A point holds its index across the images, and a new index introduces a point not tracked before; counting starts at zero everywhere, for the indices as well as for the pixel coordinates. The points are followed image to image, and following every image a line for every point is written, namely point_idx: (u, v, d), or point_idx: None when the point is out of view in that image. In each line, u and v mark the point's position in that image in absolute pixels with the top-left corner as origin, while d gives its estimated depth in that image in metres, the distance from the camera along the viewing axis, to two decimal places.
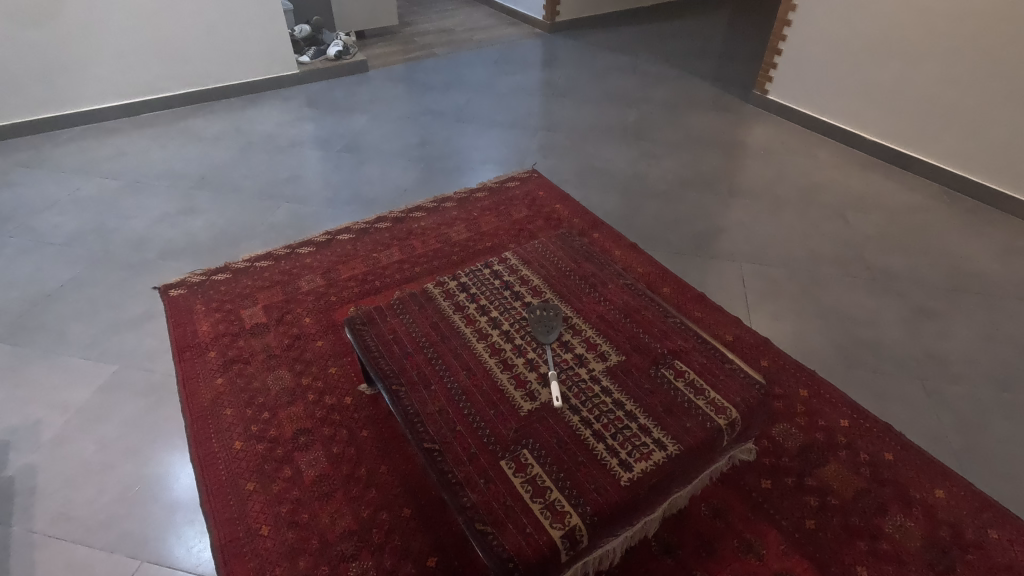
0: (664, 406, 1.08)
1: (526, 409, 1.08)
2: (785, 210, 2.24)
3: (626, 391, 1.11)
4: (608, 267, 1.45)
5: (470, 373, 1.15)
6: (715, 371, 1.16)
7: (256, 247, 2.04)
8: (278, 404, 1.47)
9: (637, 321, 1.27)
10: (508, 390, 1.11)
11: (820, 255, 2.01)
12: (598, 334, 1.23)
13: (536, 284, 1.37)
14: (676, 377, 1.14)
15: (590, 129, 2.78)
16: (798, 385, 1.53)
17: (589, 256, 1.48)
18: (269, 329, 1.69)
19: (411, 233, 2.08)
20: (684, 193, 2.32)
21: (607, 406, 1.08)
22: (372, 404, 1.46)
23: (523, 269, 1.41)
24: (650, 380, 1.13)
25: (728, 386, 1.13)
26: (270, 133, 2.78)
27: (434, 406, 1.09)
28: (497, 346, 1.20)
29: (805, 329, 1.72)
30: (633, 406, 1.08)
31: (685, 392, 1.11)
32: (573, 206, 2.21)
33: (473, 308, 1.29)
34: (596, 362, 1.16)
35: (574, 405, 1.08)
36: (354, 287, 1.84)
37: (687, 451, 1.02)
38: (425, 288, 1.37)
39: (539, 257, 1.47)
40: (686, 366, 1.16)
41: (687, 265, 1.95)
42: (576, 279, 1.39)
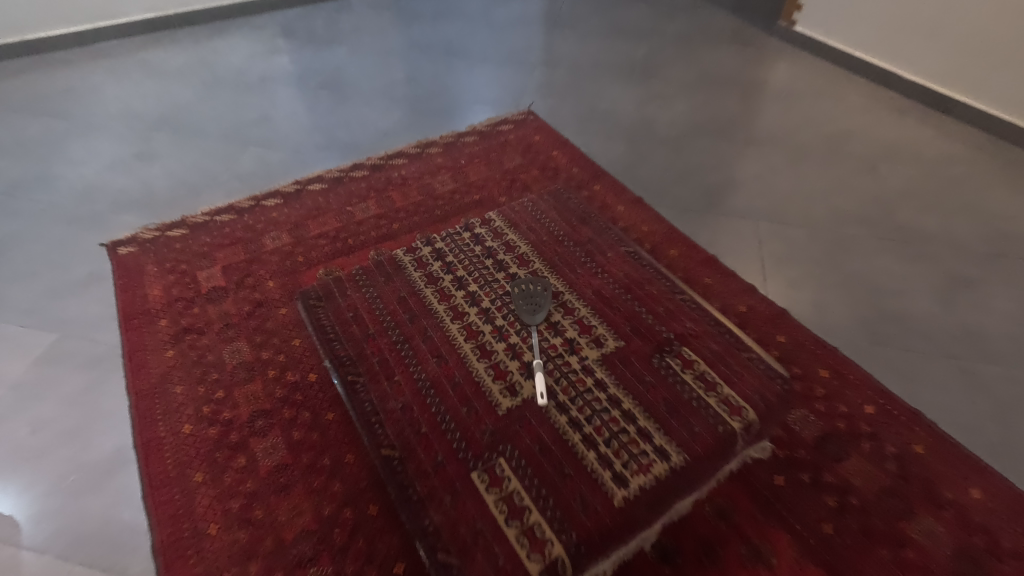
0: (665, 402, 1.15)
1: (504, 406, 1.13)
2: (808, 161, 1.99)
3: (626, 388, 1.16)
4: (606, 230, 1.52)
5: (442, 361, 1.21)
6: (727, 360, 1.22)
7: (218, 199, 1.82)
8: (234, 381, 1.31)
9: (638, 298, 1.32)
10: (485, 381, 1.16)
11: (847, 213, 1.78)
12: (593, 317, 1.27)
13: (526, 255, 1.38)
14: (685, 369, 1.19)
15: (595, 65, 2.49)
16: (817, 365, 1.36)
17: (585, 220, 1.53)
18: (227, 294, 1.51)
19: (390, 183, 1.86)
20: (697, 141, 2.08)
21: (600, 406, 1.14)
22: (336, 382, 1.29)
23: (510, 237, 1.44)
24: (653, 373, 1.18)
25: (745, 381, 1.18)
26: (238, 68, 2.49)
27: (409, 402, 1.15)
28: (475, 329, 1.25)
29: (826, 299, 1.52)
30: (627, 402, 1.15)
31: (693, 388, 1.16)
32: (572, 154, 1.98)
33: (451, 285, 1.33)
34: (589, 350, 1.21)
35: (566, 404, 1.14)
36: (325, 246, 1.65)
37: (695, 460, 1.07)
38: (394, 260, 1.43)
39: (531, 221, 1.52)
40: (696, 356, 1.22)
41: (696, 223, 1.74)
42: (568, 244, 1.43)
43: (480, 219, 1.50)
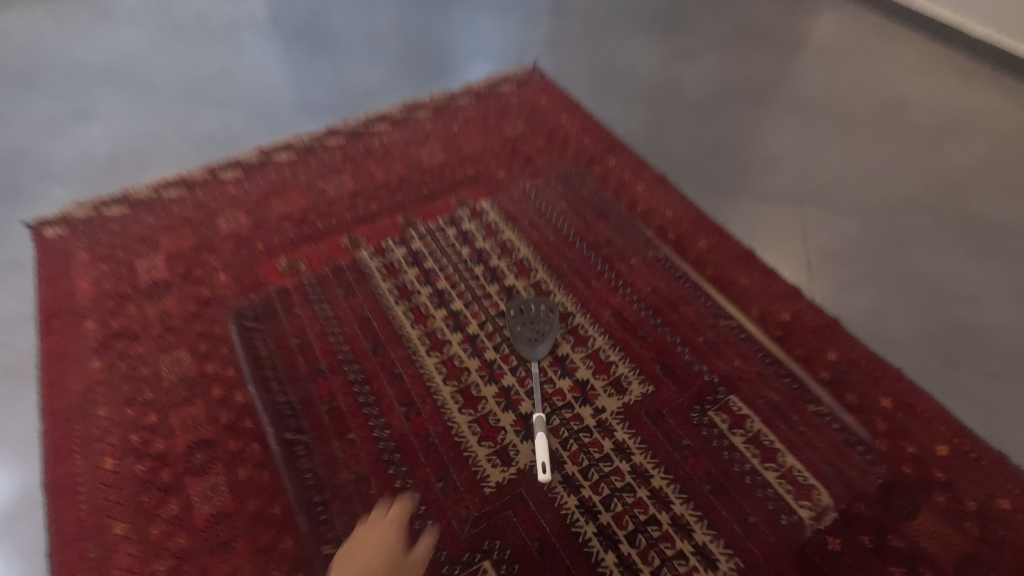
0: (711, 476, 0.98)
1: (493, 483, 0.97)
2: (860, 132, 1.70)
3: (651, 454, 1.00)
4: (629, 226, 1.36)
5: (414, 413, 1.05)
6: (789, 419, 1.06)
7: (168, 169, 1.55)
8: (170, 402, 1.08)
9: (672, 323, 1.18)
10: (471, 444, 1.01)
11: (906, 197, 1.51)
12: (613, 353, 1.12)
13: (534, 274, 1.25)
14: (734, 427, 1.04)
15: (611, 13, 2.16)
16: (877, 391, 1.12)
17: (603, 216, 1.38)
18: (170, 289, 1.26)
19: (369, 153, 1.59)
20: (728, 106, 1.78)
21: (621, 482, 0.97)
22: (291, 408, 1.07)
23: (519, 249, 1.30)
24: (696, 435, 1.03)
25: (813, 445, 1.03)
26: (200, 12, 2.16)
27: (361, 449, 1.01)
28: (456, 365, 1.11)
29: (884, 305, 1.27)
30: (658, 472, 0.98)
31: (745, 453, 1.01)
32: (584, 120, 1.69)
33: (443, 316, 1.18)
34: (610, 399, 1.06)
35: (576, 480, 0.97)
36: (289, 231, 1.39)
37: (746, 563, 0.91)
38: (360, 265, 1.28)
39: (541, 226, 1.35)
40: (746, 411, 1.06)
41: (728, 209, 1.48)
42: (580, 246, 1.31)
43: (486, 229, 1.34)
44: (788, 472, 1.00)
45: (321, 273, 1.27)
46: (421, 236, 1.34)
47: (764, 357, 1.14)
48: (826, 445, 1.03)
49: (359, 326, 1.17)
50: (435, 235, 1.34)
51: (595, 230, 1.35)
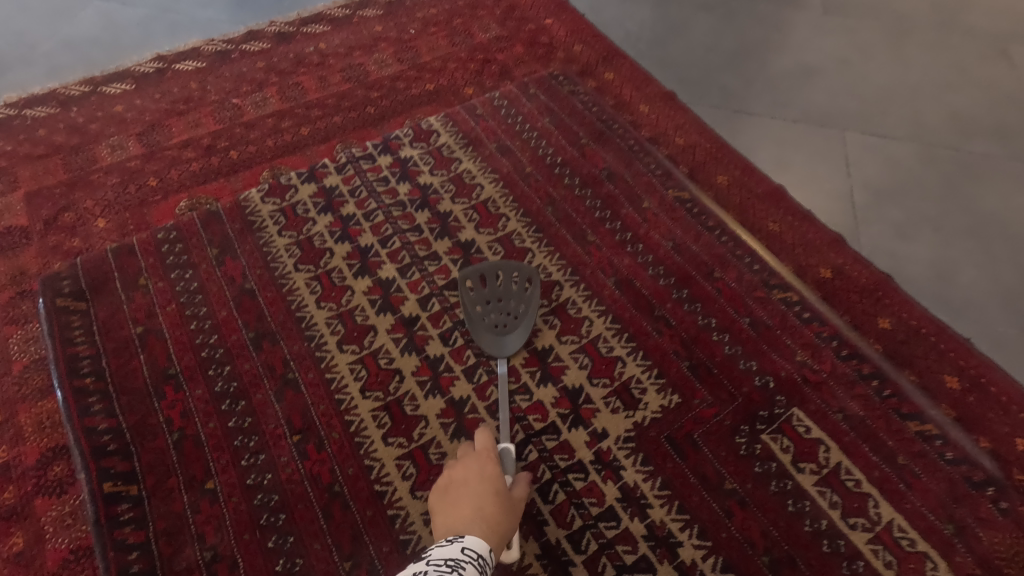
0: (769, 542, 0.73)
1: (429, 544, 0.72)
2: (911, 39, 1.40)
3: (673, 506, 0.76)
4: (640, 153, 1.07)
5: (311, 446, 0.77)
6: (883, 448, 0.79)
7: (33, 80, 1.19)
8: (20, 394, 0.81)
9: (703, 301, 0.91)
10: (395, 488, 0.75)
11: (970, 122, 1.23)
12: (624, 359, 0.85)
13: (501, 228, 0.96)
14: (802, 464, 0.78)
15: None
16: (942, 368, 0.89)
17: (600, 142, 1.08)
18: (29, 240, 0.96)
19: (302, 62, 1.24)
20: (753, 3, 1.44)
21: (632, 554, 0.73)
22: (180, 404, 0.79)
23: (481, 191, 1.00)
24: (745, 476, 0.77)
25: (925, 496, 0.76)
26: None
27: (224, 509, 0.73)
28: (380, 369, 0.83)
29: (948, 259, 1.02)
30: (687, 538, 0.74)
31: (821, 506, 0.75)
32: (574, 20, 1.34)
33: (366, 295, 0.89)
34: (613, 420, 0.81)
35: (563, 552, 0.73)
36: (193, 162, 1.07)
37: None
38: (241, 205, 0.96)
39: (519, 151, 1.06)
40: (821, 440, 0.80)
41: (753, 135, 1.18)
42: (571, 181, 1.02)
43: (438, 162, 1.03)
44: (885, 532, 0.74)
45: (183, 221, 0.94)
46: (349, 166, 1.02)
47: (826, 337, 0.89)
48: (939, 487, 0.77)
49: (237, 309, 0.87)
50: (360, 164, 1.02)
51: (593, 159, 1.05)
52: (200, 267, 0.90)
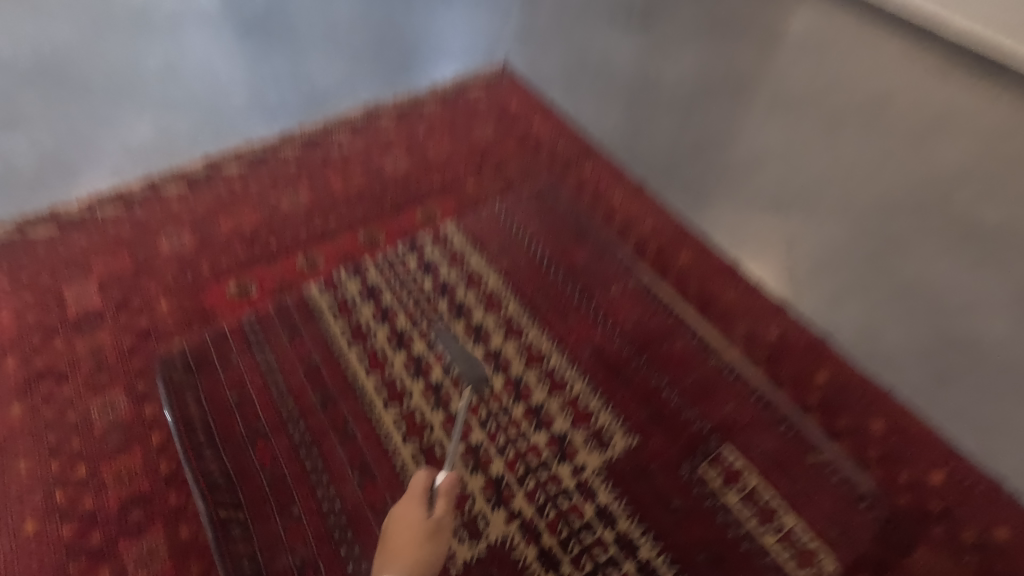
0: (706, 542, 0.92)
1: (461, 554, 0.90)
2: (843, 133, 1.65)
3: (636, 516, 0.94)
4: (609, 251, 1.26)
5: (368, 480, 0.96)
6: (789, 469, 0.97)
7: (102, 182, 1.40)
8: (102, 452, 0.97)
9: (659, 364, 1.09)
10: None
11: (893, 202, 1.46)
12: (596, 400, 1.04)
13: (509, 316, 1.15)
14: (727, 484, 0.97)
15: (583, 6, 2.05)
16: (870, 415, 1.06)
17: (583, 237, 1.28)
18: (103, 320, 1.14)
19: (328, 163, 1.47)
20: (708, 104, 1.71)
21: (605, 553, 0.91)
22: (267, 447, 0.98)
23: (486, 283, 1.20)
24: (687, 495, 0.96)
25: (818, 506, 0.94)
26: (139, 7, 1.96)
27: (308, 528, 0.91)
28: (417, 421, 1.02)
29: (875, 322, 1.22)
30: (646, 540, 0.92)
31: (738, 513, 0.94)
32: (557, 123, 1.59)
33: (402, 364, 1.08)
34: (590, 455, 0.99)
35: (555, 554, 0.91)
36: (239, 251, 1.27)
37: None
38: (304, 302, 1.16)
39: (515, 243, 1.27)
40: (742, 463, 0.98)
41: (711, 219, 1.40)
42: (555, 276, 1.21)
43: (451, 257, 1.24)
44: (786, 535, 0.92)
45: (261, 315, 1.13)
46: (374, 266, 1.23)
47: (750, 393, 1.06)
48: (832, 501, 0.95)
49: (306, 377, 1.06)
50: (394, 266, 1.23)
51: (570, 254, 1.25)
52: (266, 341, 1.09)
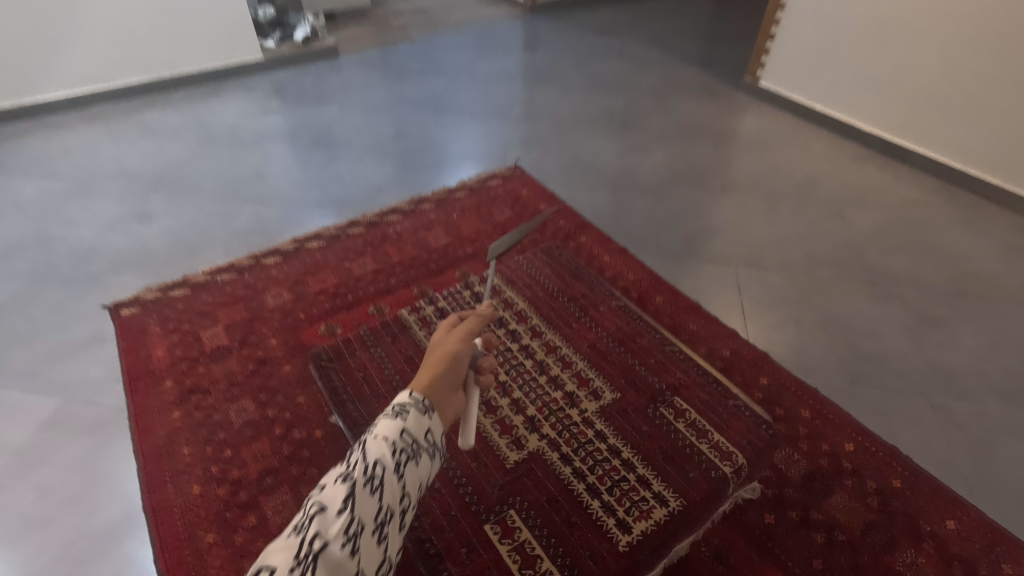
0: (664, 449, 1.14)
1: (512, 460, 1.14)
2: (780, 208, 2.12)
3: (621, 436, 1.17)
4: (599, 284, 1.58)
5: None
6: (718, 410, 1.21)
7: (218, 257, 1.86)
8: (240, 440, 1.34)
9: (633, 351, 1.36)
10: (494, 438, 1.18)
11: (819, 258, 1.89)
12: (589, 369, 1.32)
13: (520, 308, 1.48)
14: (677, 417, 1.20)
15: (575, 119, 2.62)
16: (799, 405, 1.43)
17: (578, 275, 1.61)
18: (231, 352, 1.55)
19: (386, 239, 1.93)
20: (674, 189, 2.20)
21: (601, 455, 1.15)
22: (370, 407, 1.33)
23: (508, 293, 1.54)
24: (648, 422, 1.20)
25: (734, 427, 1.17)
26: (232, 126, 2.53)
27: None
28: None
29: (804, 341, 1.61)
30: (627, 450, 1.15)
31: (686, 434, 1.16)
32: (559, 206, 2.07)
33: None
34: (589, 403, 1.24)
35: (569, 454, 1.15)
36: (324, 303, 1.70)
37: (691, 505, 1.06)
38: (399, 319, 1.54)
39: (524, 274, 1.62)
40: (686, 405, 1.22)
41: (679, 271, 1.83)
42: (559, 297, 1.52)
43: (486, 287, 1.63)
44: (720, 444, 1.14)
45: (333, 345, 1.45)
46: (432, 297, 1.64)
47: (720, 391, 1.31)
48: (745, 426, 1.18)
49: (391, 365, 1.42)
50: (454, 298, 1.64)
51: (571, 287, 1.56)
52: (353, 344, 1.47)
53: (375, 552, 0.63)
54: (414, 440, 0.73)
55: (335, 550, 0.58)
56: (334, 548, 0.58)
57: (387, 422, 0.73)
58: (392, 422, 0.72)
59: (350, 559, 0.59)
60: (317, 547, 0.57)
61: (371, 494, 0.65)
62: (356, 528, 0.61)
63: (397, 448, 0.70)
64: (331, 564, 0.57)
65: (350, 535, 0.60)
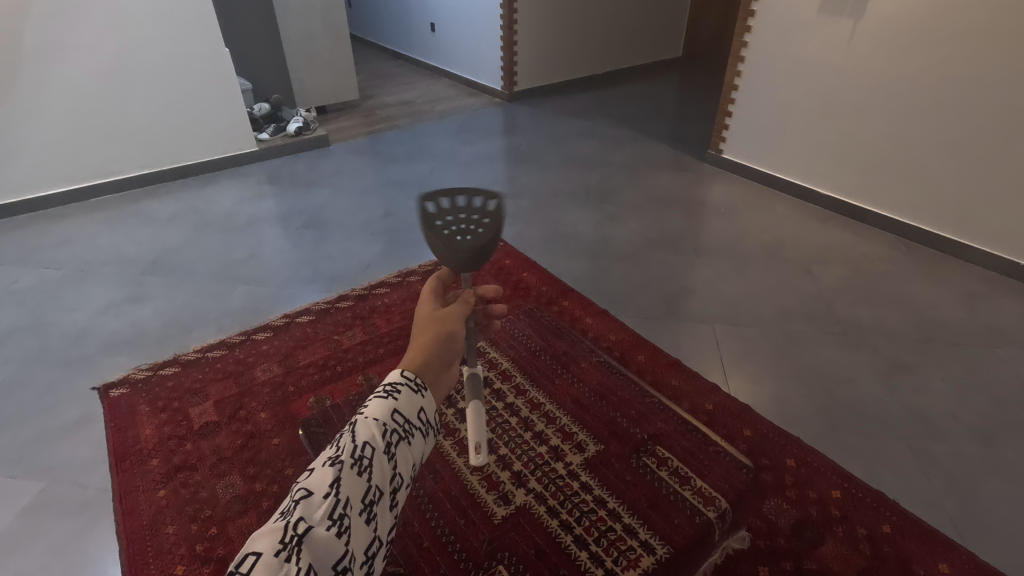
0: (649, 497, 1.17)
1: (500, 514, 1.17)
2: (750, 267, 2.23)
3: (606, 486, 1.20)
4: (579, 341, 1.71)
5: (437, 475, 1.26)
6: (700, 456, 1.24)
7: (209, 335, 1.89)
8: (227, 515, 1.33)
9: (614, 403, 1.43)
10: (480, 493, 1.21)
11: (791, 312, 1.97)
12: (574, 423, 1.37)
13: (505, 367, 1.58)
14: (659, 465, 1.24)
15: (553, 194, 2.78)
16: (783, 454, 1.45)
17: (559, 335, 1.75)
18: (219, 428, 1.55)
19: (374, 311, 1.99)
20: (650, 253, 2.32)
21: (588, 507, 1.17)
22: None
23: (491, 353, 1.64)
24: (632, 472, 1.23)
25: (716, 473, 1.20)
26: (227, 212, 2.64)
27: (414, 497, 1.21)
28: (465, 441, 1.33)
29: (783, 392, 1.65)
30: (614, 501, 1.17)
31: (670, 482, 1.19)
32: (541, 273, 2.16)
33: (451, 414, 1.39)
34: (574, 455, 1.28)
35: (556, 507, 1.17)
36: (314, 375, 1.73)
37: (678, 551, 1.06)
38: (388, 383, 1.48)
39: (508, 335, 1.75)
40: (668, 453, 1.26)
41: (659, 330, 1.89)
42: (543, 357, 1.65)
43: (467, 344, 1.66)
44: (702, 489, 1.16)
45: (322, 412, 1.38)
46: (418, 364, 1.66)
47: None
48: (725, 470, 1.21)
49: None
50: None
51: (553, 345, 1.70)
52: (343, 407, 1.39)
53: (365, 534, 0.60)
54: (406, 421, 0.69)
55: (320, 534, 0.55)
56: (319, 532, 0.55)
57: (377, 403, 0.68)
58: (382, 402, 0.68)
59: (337, 543, 0.56)
60: (302, 531, 0.54)
61: (359, 475, 0.62)
62: (343, 510, 0.58)
63: (387, 429, 0.67)
64: (317, 547, 0.54)
65: (335, 519, 0.57)
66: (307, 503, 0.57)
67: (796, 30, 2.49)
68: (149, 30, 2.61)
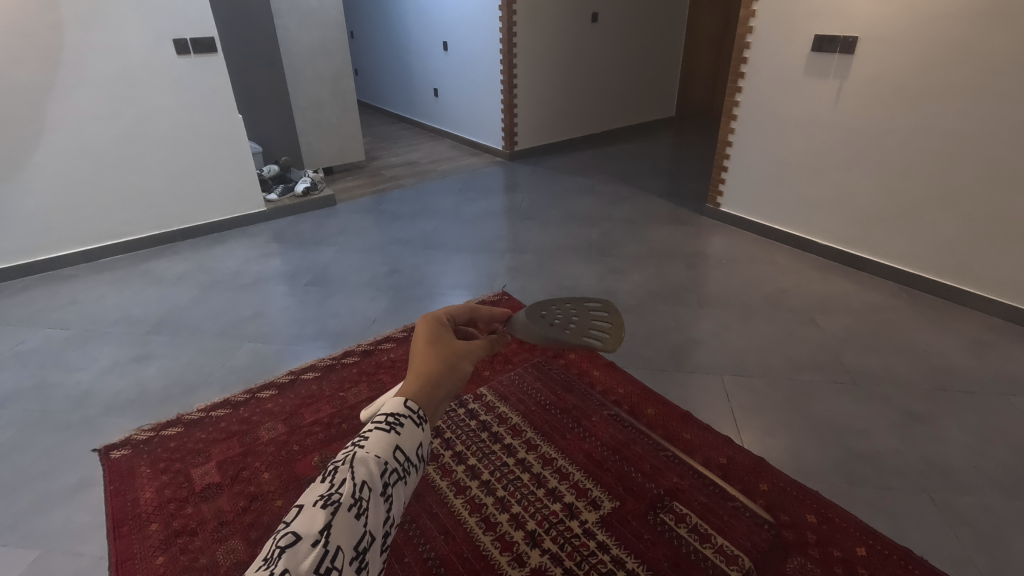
0: (669, 558, 1.23)
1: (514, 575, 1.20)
2: (755, 317, 2.24)
3: (626, 545, 1.25)
4: (589, 395, 1.73)
5: (449, 537, 1.28)
6: (718, 511, 1.35)
7: (213, 394, 1.88)
8: None
9: (628, 458, 1.48)
10: (493, 554, 1.24)
11: (800, 362, 1.96)
12: (587, 479, 1.42)
13: (514, 422, 1.60)
14: (678, 523, 1.31)
15: (556, 248, 2.83)
16: (803, 510, 1.38)
17: (568, 388, 1.76)
18: (222, 490, 1.51)
19: (380, 366, 1.99)
20: (653, 305, 2.33)
21: (606, 567, 1.21)
22: None
23: (499, 406, 1.67)
24: (651, 530, 1.29)
25: (736, 529, 1.31)
26: (234, 271, 2.68)
27: (426, 556, 1.24)
28: (476, 501, 1.36)
29: (798, 444, 1.61)
30: (633, 562, 1.22)
31: (690, 539, 1.27)
32: None
33: (463, 473, 1.44)
34: (589, 513, 1.32)
35: (574, 570, 1.20)
36: (319, 433, 1.70)
37: None
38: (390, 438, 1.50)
39: (516, 388, 1.76)
40: (686, 510, 1.34)
41: (667, 382, 1.87)
42: (553, 410, 1.65)
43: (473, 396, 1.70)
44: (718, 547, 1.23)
45: None
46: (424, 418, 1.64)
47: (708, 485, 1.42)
48: None
49: None
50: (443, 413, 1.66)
51: (563, 399, 1.71)
52: None
53: None
54: (408, 458, 0.55)
55: None
56: None
57: (375, 434, 0.54)
58: (382, 436, 0.53)
59: None
60: None
61: (355, 518, 0.48)
62: (332, 564, 0.45)
63: (388, 468, 0.53)
64: None
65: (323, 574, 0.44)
66: (291, 555, 0.44)
67: (785, 91, 2.61)
68: (167, 100, 2.73)
